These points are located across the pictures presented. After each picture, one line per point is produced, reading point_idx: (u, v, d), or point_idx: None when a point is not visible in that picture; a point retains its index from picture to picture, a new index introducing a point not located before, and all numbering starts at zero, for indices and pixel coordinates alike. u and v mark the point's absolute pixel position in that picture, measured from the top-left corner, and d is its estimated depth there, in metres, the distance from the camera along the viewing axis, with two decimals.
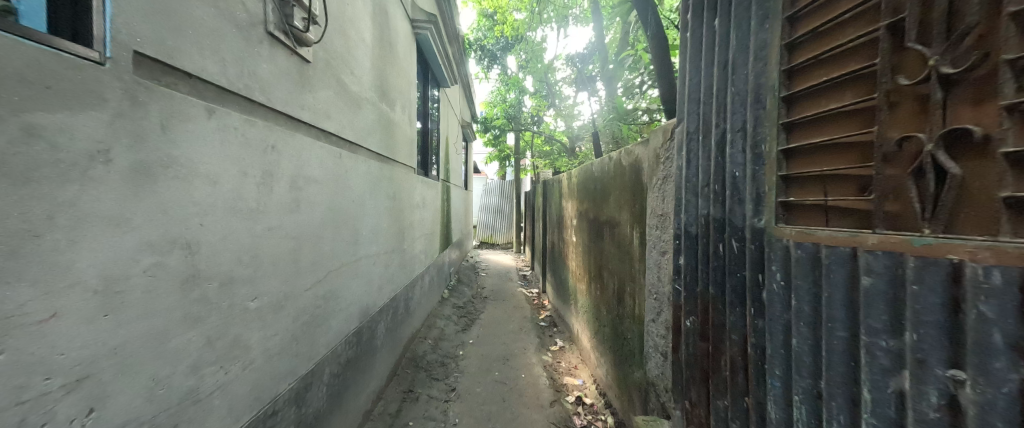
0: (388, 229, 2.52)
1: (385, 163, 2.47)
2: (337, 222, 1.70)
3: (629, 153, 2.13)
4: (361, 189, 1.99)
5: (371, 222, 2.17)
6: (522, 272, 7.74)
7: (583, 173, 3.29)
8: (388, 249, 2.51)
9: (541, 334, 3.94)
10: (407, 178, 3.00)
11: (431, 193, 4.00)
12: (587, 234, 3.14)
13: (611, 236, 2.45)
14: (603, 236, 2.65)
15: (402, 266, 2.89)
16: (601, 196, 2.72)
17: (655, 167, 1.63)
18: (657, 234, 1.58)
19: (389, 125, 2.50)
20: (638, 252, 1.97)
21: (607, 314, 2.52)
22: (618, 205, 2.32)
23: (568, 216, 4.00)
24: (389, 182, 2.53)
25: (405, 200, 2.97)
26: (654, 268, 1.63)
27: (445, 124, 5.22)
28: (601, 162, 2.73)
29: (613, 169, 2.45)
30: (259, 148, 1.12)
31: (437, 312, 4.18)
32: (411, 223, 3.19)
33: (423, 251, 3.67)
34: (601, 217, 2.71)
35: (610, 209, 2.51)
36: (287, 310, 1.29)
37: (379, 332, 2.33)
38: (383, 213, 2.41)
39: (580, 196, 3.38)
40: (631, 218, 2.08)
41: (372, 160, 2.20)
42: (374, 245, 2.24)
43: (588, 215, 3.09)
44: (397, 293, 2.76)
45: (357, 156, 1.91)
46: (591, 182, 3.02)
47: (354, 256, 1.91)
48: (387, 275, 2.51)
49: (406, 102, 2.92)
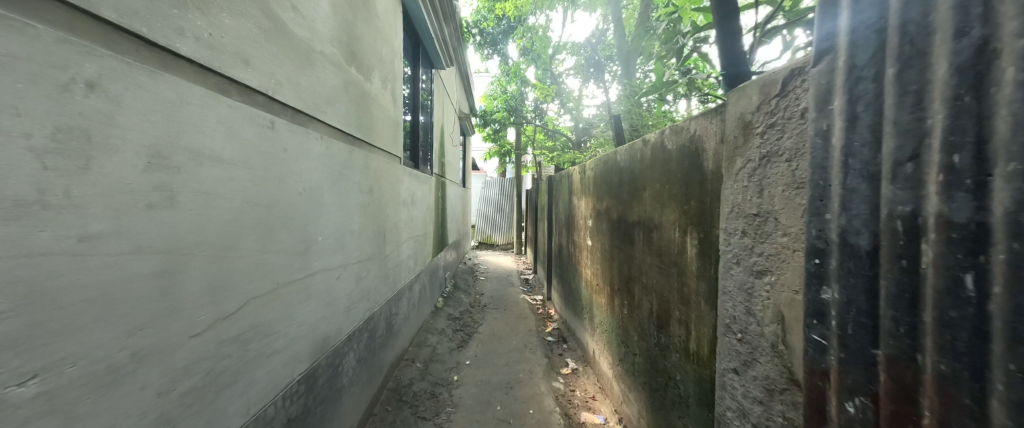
0: (361, 232, 1.97)
1: (358, 147, 1.91)
2: (268, 224, 1.15)
3: (681, 132, 1.58)
4: (315, 178, 1.44)
5: (333, 223, 1.61)
6: (524, 276, 7.18)
7: (603, 166, 2.73)
8: (361, 258, 1.96)
9: (550, 353, 3.40)
10: (389, 169, 2.44)
11: (421, 189, 3.44)
12: (609, 237, 2.59)
13: (649, 243, 1.90)
14: (636, 242, 2.09)
15: (382, 278, 2.33)
16: (631, 192, 2.16)
17: (743, 143, 1.08)
18: (752, 245, 1.04)
19: (363, 98, 1.95)
20: (698, 266, 1.42)
21: (642, 342, 1.97)
22: (659, 202, 1.78)
23: (581, 216, 3.44)
24: (363, 172, 1.97)
25: (386, 196, 2.41)
26: (743, 295, 1.08)
27: (440, 112, 4.64)
28: (631, 149, 2.17)
29: (651, 157, 1.90)
30: (51, 83, 0.58)
31: (429, 326, 3.63)
32: (395, 224, 2.63)
33: (411, 257, 3.12)
34: (631, 218, 2.16)
35: (644, 208, 1.97)
36: (147, 377, 0.75)
37: (347, 367, 1.78)
38: (354, 211, 1.86)
39: (599, 192, 2.83)
40: (685, 218, 1.53)
41: (336, 140, 1.64)
42: (339, 254, 1.69)
43: (611, 215, 2.55)
44: (376, 312, 2.21)
45: (306, 130, 1.36)
46: (615, 175, 2.46)
47: (303, 271, 1.36)
48: (361, 291, 1.96)
49: (388, 75, 2.36)
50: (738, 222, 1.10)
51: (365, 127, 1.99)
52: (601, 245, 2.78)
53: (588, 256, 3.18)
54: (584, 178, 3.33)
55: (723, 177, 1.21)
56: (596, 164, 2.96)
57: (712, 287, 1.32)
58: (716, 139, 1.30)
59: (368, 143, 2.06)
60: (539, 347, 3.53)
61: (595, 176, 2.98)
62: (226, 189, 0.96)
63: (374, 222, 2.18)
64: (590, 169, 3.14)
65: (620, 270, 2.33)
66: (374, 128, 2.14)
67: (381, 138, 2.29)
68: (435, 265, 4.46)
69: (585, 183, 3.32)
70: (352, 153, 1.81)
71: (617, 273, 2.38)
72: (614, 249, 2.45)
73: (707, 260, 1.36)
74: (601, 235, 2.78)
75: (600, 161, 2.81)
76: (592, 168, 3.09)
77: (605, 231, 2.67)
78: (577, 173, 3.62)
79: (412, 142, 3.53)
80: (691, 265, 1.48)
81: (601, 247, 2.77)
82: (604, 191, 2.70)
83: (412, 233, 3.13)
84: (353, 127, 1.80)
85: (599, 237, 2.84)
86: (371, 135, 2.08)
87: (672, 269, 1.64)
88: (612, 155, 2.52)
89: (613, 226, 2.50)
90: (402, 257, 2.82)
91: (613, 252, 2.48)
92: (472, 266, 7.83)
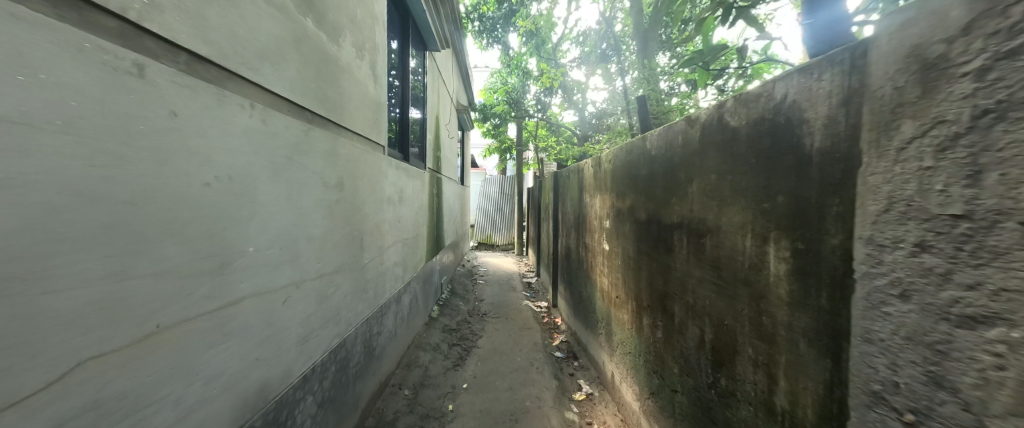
0: (327, 237, 1.53)
1: (321, 126, 1.48)
2: (136, 233, 0.71)
3: (758, 101, 1.14)
4: (240, 163, 0.99)
5: (276, 227, 1.17)
6: (527, 280, 6.75)
7: (626, 157, 2.30)
8: (327, 271, 1.52)
9: (559, 373, 2.97)
10: (367, 159, 1.99)
11: (411, 185, 3.00)
12: (634, 240, 2.15)
13: (697, 251, 1.46)
14: (676, 248, 1.65)
15: (359, 293, 1.90)
16: (669, 187, 1.72)
17: (924, 90, 0.63)
18: (950, 269, 0.58)
19: (329, 63, 1.50)
20: (793, 291, 0.99)
21: (687, 379, 1.53)
22: (716, 199, 1.35)
23: (596, 216, 3.00)
24: (328, 160, 1.53)
25: (365, 191, 1.97)
26: (919, 351, 0.63)
27: (435, 100, 4.19)
28: (668, 134, 1.74)
29: (701, 140, 1.46)
30: None
31: (421, 341, 3.20)
32: (377, 227, 2.19)
33: (399, 265, 2.68)
34: (669, 218, 1.72)
35: (689, 206, 1.53)
36: None
37: (304, 417, 1.35)
38: (315, 211, 1.42)
39: (621, 188, 2.40)
40: (764, 221, 1.10)
41: (281, 113, 1.19)
42: (290, 268, 1.25)
43: (637, 215, 2.10)
44: (350, 336, 1.77)
45: (220, 90, 0.92)
46: (644, 166, 2.02)
47: (217, 298, 0.92)
48: (326, 314, 1.52)
49: (365, 41, 1.91)
50: (905, 229, 0.66)
51: (332, 103, 1.55)
52: (622, 251, 2.35)
53: (605, 262, 2.73)
54: (600, 172, 2.89)
55: (861, 159, 0.77)
56: (615, 155, 2.53)
57: (827, 324, 0.88)
58: (834, 101, 0.86)
59: (335, 124, 1.61)
60: (546, 366, 3.10)
61: (614, 169, 2.55)
62: (5, 169, 0.51)
63: (347, 224, 1.74)
64: (608, 162, 2.69)
65: (651, 284, 1.90)
66: (345, 105, 1.69)
67: (356, 121, 1.84)
68: (430, 270, 4.02)
69: (601, 178, 2.88)
70: (310, 133, 1.36)
71: (648, 286, 1.95)
72: (643, 256, 2.01)
73: (815, 283, 0.92)
74: (623, 238, 2.35)
75: (622, 151, 2.37)
76: (610, 160, 2.66)
77: (629, 234, 2.23)
78: (590, 168, 3.19)
79: (400, 132, 3.10)
80: (778, 287, 1.04)
81: (623, 254, 2.34)
82: (628, 188, 2.26)
83: (400, 235, 2.70)
84: (310, 99, 1.36)
85: (620, 241, 2.39)
86: (340, 114, 1.64)
87: (741, 289, 1.20)
88: (640, 143, 2.08)
89: (640, 229, 2.07)
90: (387, 264, 2.39)
91: (641, 261, 2.04)
92: (471, 268, 7.40)
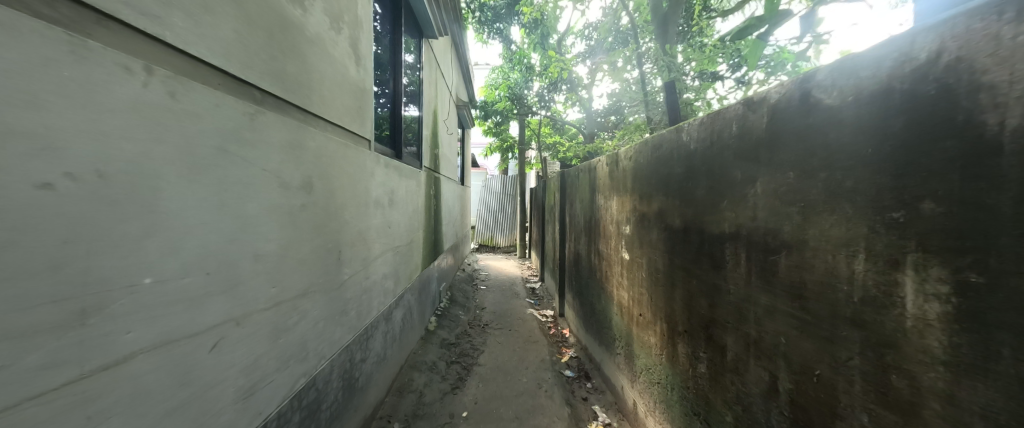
0: (288, 253, 1.20)
1: (279, 111, 1.14)
2: None
3: (879, 68, 0.81)
4: (125, 153, 0.66)
5: (202, 247, 0.84)
6: (529, 285, 6.41)
7: (654, 153, 1.96)
8: (288, 297, 1.19)
9: (571, 398, 2.64)
10: (348, 155, 1.66)
11: (403, 186, 2.67)
12: (666, 251, 1.81)
13: (765, 272, 1.13)
14: (728, 265, 1.32)
15: (335, 316, 1.56)
16: (718, 188, 1.38)
17: None
18: None
19: (289, 29, 1.17)
20: (959, 348, 0.65)
21: None
22: (798, 205, 1.01)
23: (612, 221, 2.66)
24: (290, 154, 1.19)
25: (345, 194, 1.64)
26: None
27: (432, 94, 3.86)
28: (717, 122, 1.40)
29: (770, 129, 1.13)
30: None
31: (416, 360, 2.86)
32: (361, 235, 1.86)
33: (389, 278, 2.35)
34: (716, 227, 1.38)
35: (750, 213, 1.20)
36: None
37: None
38: (268, 220, 1.08)
39: (646, 189, 2.06)
40: (894, 238, 0.76)
41: (208, 86, 0.85)
42: (225, 300, 0.91)
43: (670, 221, 1.77)
44: (323, 373, 1.44)
45: (79, 39, 0.59)
46: (679, 163, 1.69)
47: (76, 365, 0.59)
48: (286, 351, 1.19)
49: (342, 12, 1.57)
50: None
51: (294, 81, 1.21)
52: (649, 263, 2.01)
53: (625, 274, 2.39)
54: (618, 170, 2.55)
55: None
56: (638, 151, 2.18)
57: None
58: None
59: (302, 109, 1.28)
60: (556, 388, 2.76)
61: (637, 168, 2.21)
62: None
63: (319, 235, 1.40)
64: (629, 159, 2.35)
65: (691, 306, 1.57)
66: (315, 87, 1.35)
67: (332, 108, 1.51)
68: (426, 278, 3.69)
69: (619, 177, 2.54)
70: (259, 117, 1.02)
71: (685, 308, 1.62)
72: (679, 271, 1.68)
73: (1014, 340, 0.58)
74: (649, 248, 2.01)
75: (648, 146, 2.02)
76: (631, 157, 2.31)
77: (658, 244, 1.90)
78: (605, 166, 2.85)
79: (392, 126, 2.76)
80: (924, 338, 0.71)
81: (650, 266, 2.00)
82: (656, 189, 1.92)
83: (390, 243, 2.37)
84: (259, 72, 1.03)
85: (645, 250, 2.06)
86: (308, 97, 1.30)
87: (844, 330, 0.87)
88: (673, 135, 1.74)
89: (673, 238, 1.73)
90: (374, 278, 2.05)
91: (675, 276, 1.71)
92: (471, 272, 7.06)
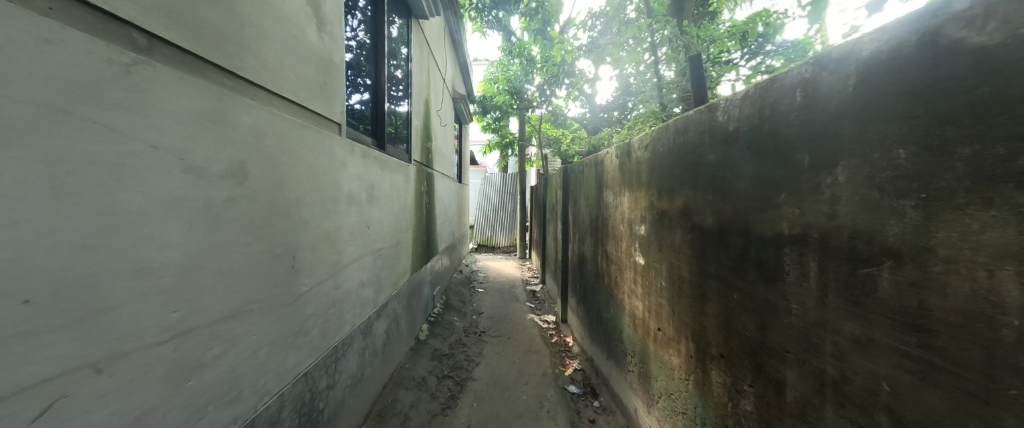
0: (207, 263, 0.90)
1: (186, 68, 0.84)
2: None
3: None
4: None
5: (18, 259, 0.54)
6: (529, 287, 6.09)
7: (678, 139, 1.65)
8: (207, 322, 0.89)
9: (576, 420, 2.33)
10: (306, 138, 1.35)
11: (386, 181, 2.36)
12: (693, 256, 1.51)
13: (851, 289, 0.82)
14: (787, 277, 1.01)
15: (289, 339, 1.26)
16: (772, 178, 1.07)
17: None
18: None
19: None
20: None
21: None
22: (908, 196, 0.71)
23: (623, 220, 2.35)
24: (207, 130, 0.89)
25: (303, 186, 1.33)
26: None
27: (424, 81, 3.55)
28: (769, 93, 1.09)
29: (858, 94, 0.82)
30: None
31: (402, 377, 2.56)
32: (329, 237, 1.56)
33: (369, 286, 2.05)
34: (770, 228, 1.08)
35: (825, 210, 0.90)
36: None
37: None
38: (168, 219, 0.78)
39: (667, 183, 1.75)
40: None
41: (29, 12, 0.56)
42: (79, 337, 0.62)
43: (698, 220, 1.47)
44: (266, 413, 1.13)
45: None
46: (712, 149, 1.38)
47: None
48: (203, 395, 0.89)
49: None
50: None
51: (213, 33, 0.90)
52: (670, 269, 1.71)
53: (639, 280, 2.09)
54: (631, 163, 2.24)
55: None
56: (657, 138, 1.87)
57: None
58: None
59: (230, 73, 0.97)
60: (559, 408, 2.46)
61: (655, 158, 1.90)
62: None
63: (260, 238, 1.10)
64: (645, 149, 2.04)
65: (732, 326, 1.25)
66: (252, 46, 1.05)
67: (282, 77, 1.20)
68: (418, 283, 3.38)
69: (632, 170, 2.23)
70: (143, 72, 0.72)
71: (722, 327, 1.31)
72: (712, 281, 1.37)
73: None
74: (671, 251, 1.70)
75: (670, 131, 1.72)
76: (648, 147, 2.00)
77: (683, 247, 1.59)
78: (615, 158, 2.53)
79: (375, 113, 2.46)
80: None
81: (672, 272, 1.70)
82: (680, 182, 1.62)
83: (370, 246, 2.07)
84: (142, 6, 0.73)
85: (666, 254, 1.75)
86: (241, 58, 1.00)
87: (1009, 384, 0.56)
88: (705, 116, 1.43)
89: (704, 239, 1.42)
90: (347, 287, 1.75)
91: (707, 287, 1.40)
92: (469, 274, 6.74)
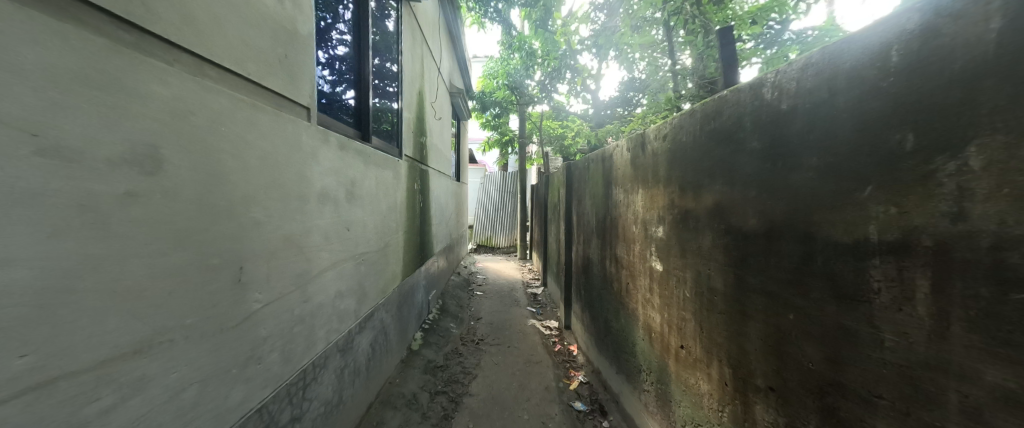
0: (89, 282, 0.65)
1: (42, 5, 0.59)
2: None
3: None
4: None
5: None
6: (531, 290, 5.84)
7: (708, 125, 1.40)
8: (83, 366, 0.64)
9: None
10: (258, 121, 1.10)
11: (371, 177, 2.11)
12: (728, 263, 1.26)
13: (990, 322, 0.57)
14: (875, 298, 0.76)
15: (233, 369, 1.02)
16: (848, 167, 0.82)
17: None
18: None
19: None
20: None
21: None
22: None
23: (637, 220, 2.10)
24: (88, 100, 0.65)
25: (253, 180, 1.09)
26: None
27: (417, 71, 3.30)
28: (844, 57, 0.84)
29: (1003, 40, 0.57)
30: None
31: (390, 394, 2.31)
32: (293, 242, 1.31)
33: (348, 295, 1.80)
34: (845, 232, 0.83)
35: (935, 208, 0.64)
36: None
37: None
38: (4, 222, 0.53)
39: (692, 177, 1.50)
40: None
41: None
42: None
43: (735, 221, 1.22)
44: None
45: None
46: (754, 134, 1.13)
47: None
48: None
49: None
50: None
51: None
52: (697, 278, 1.46)
53: (655, 288, 1.84)
54: (646, 156, 1.99)
55: None
56: (680, 126, 1.62)
57: None
58: None
59: (130, 24, 0.73)
60: None
61: (676, 149, 1.65)
62: None
63: (186, 246, 0.85)
64: (664, 139, 1.79)
65: (785, 353, 1.00)
66: None
67: (220, 42, 0.95)
68: (411, 289, 3.14)
69: (648, 164, 1.98)
70: None
71: (771, 353, 1.06)
72: (756, 296, 1.12)
73: None
74: (698, 257, 1.45)
75: (697, 117, 1.47)
76: (667, 136, 1.75)
77: (714, 253, 1.34)
78: (627, 152, 2.28)
79: (358, 103, 2.21)
80: None
81: (698, 283, 1.45)
82: (711, 175, 1.36)
83: (349, 250, 1.82)
84: None
85: (691, 260, 1.50)
86: (148, 6, 0.76)
87: None
88: (744, 94, 1.18)
89: (744, 245, 1.17)
90: (319, 300, 1.50)
91: (748, 303, 1.16)
92: (468, 276, 6.50)
